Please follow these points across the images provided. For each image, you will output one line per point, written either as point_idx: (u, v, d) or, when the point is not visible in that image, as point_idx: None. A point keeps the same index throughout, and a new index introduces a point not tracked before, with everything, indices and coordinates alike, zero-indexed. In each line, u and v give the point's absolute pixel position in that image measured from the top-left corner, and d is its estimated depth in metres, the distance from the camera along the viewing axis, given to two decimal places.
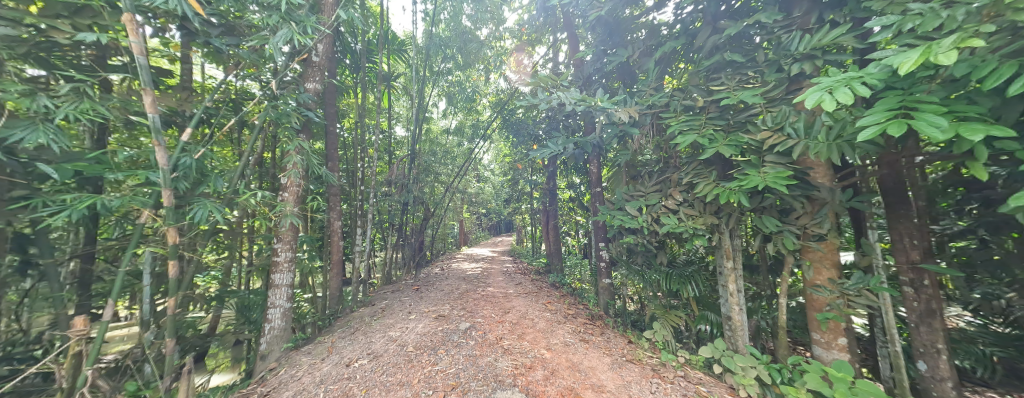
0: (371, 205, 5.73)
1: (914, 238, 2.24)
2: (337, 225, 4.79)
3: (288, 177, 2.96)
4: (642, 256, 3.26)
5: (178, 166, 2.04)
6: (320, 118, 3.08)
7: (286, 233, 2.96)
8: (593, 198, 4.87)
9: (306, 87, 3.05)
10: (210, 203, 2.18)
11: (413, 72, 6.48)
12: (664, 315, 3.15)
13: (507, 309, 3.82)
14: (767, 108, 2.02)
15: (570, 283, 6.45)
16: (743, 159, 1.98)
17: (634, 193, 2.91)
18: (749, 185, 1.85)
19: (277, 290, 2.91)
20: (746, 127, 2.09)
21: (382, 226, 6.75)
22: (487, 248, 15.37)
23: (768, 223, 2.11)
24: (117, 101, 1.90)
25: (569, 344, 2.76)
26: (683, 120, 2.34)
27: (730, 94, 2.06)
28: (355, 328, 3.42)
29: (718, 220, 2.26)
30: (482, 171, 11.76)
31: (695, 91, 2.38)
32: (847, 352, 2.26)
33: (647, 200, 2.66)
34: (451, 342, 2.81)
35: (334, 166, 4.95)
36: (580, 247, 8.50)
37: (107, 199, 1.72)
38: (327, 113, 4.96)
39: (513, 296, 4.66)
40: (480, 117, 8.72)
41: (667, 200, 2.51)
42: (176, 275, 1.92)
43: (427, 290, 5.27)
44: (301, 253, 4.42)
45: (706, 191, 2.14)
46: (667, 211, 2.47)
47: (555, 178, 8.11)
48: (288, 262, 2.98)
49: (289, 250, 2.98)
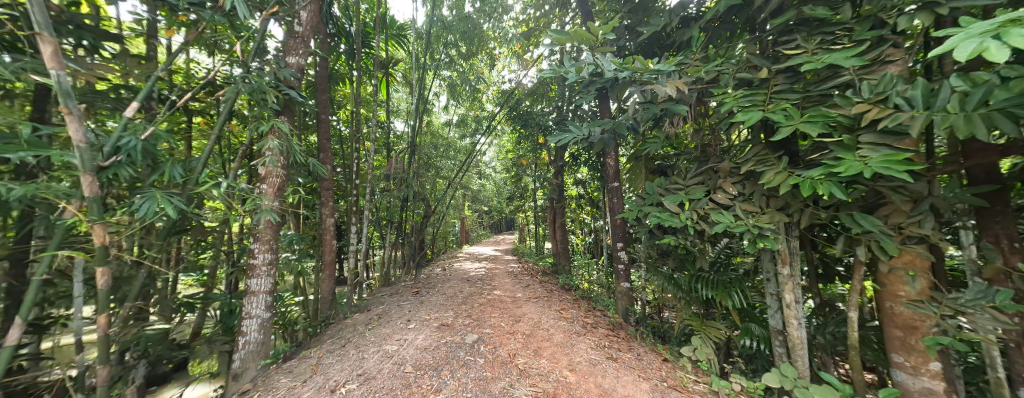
0: (367, 201, 5.33)
1: (1016, 240, 1.69)
2: (330, 222, 4.39)
3: (269, 166, 2.54)
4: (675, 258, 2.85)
5: (120, 148, 1.65)
6: (306, 98, 2.68)
7: (265, 231, 2.54)
8: (610, 194, 4.43)
9: (287, 62, 2.63)
10: (162, 193, 1.76)
11: (413, 60, 6.06)
12: (701, 328, 2.74)
13: (518, 318, 3.41)
14: (861, 75, 1.58)
15: (581, 285, 6.05)
16: (832, 140, 1.55)
17: (670, 187, 2.49)
18: (846, 172, 1.42)
19: (254, 299, 2.49)
20: (831, 100, 1.65)
21: (379, 224, 6.37)
22: (488, 247, 14.97)
23: (855, 221, 1.66)
24: (26, 63, 1.46)
25: (596, 363, 2.35)
26: (741, 95, 1.92)
27: (811, 58, 1.64)
28: (347, 340, 3.01)
29: (786, 217, 1.84)
30: (483, 167, 11.35)
31: (755, 59, 1.96)
32: (943, 381, 1.85)
33: (690, 194, 2.24)
34: (458, 361, 2.40)
35: (327, 158, 4.56)
36: (589, 246, 8.05)
37: (5, 188, 1.30)
38: (319, 102, 4.54)
39: (523, 301, 4.25)
40: (483, 109, 8.30)
41: (717, 193, 2.09)
42: (109, 286, 1.49)
43: (428, 293, 4.86)
44: (290, 253, 4.02)
45: (775, 181, 1.71)
46: (719, 207, 2.05)
47: (563, 173, 7.68)
48: (269, 265, 2.57)
49: (270, 251, 2.57)
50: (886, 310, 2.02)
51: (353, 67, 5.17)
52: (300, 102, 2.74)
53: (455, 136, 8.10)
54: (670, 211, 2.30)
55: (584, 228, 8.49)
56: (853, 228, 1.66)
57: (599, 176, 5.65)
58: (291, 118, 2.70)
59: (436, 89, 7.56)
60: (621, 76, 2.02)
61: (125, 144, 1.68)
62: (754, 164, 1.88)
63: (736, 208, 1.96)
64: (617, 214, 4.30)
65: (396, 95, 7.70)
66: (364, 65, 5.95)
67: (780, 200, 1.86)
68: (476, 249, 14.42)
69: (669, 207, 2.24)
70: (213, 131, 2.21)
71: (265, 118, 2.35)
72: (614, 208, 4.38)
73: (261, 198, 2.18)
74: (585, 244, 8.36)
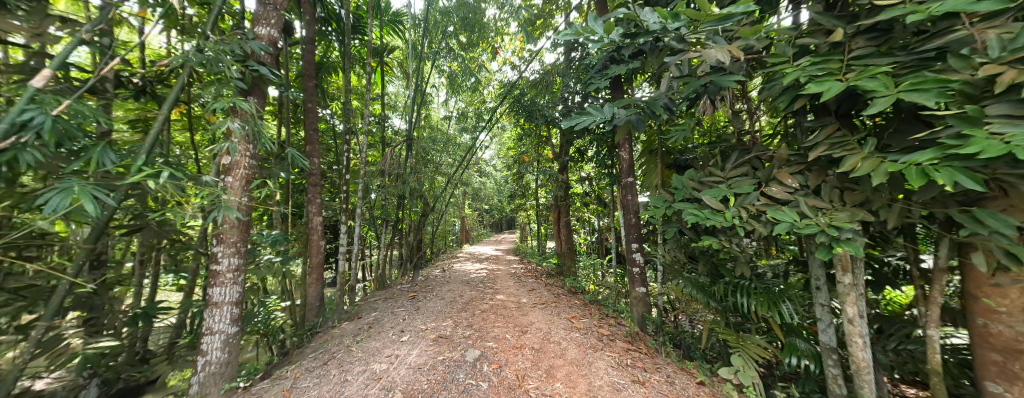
0: (360, 198, 4.96)
1: None
2: (317, 221, 4.02)
3: (235, 154, 2.16)
4: (708, 263, 2.50)
5: (23, 126, 1.29)
6: (280, 76, 2.30)
7: (231, 231, 2.16)
8: (624, 191, 4.04)
9: (257, 33, 2.25)
10: (81, 183, 1.40)
11: (409, 48, 5.70)
12: (737, 343, 2.39)
13: (525, 328, 3.05)
14: (986, 28, 1.19)
15: (589, 287, 5.68)
16: (950, 112, 1.16)
17: (706, 180, 2.14)
18: (971, 152, 1.04)
19: (218, 312, 2.10)
20: (939, 63, 1.27)
21: (374, 223, 5.99)
22: (489, 246, 14.63)
23: (972, 220, 1.26)
24: None
25: (620, 388, 2.01)
26: (808, 64, 1.54)
27: (913, 9, 1.25)
28: (330, 355, 2.64)
29: (869, 215, 1.46)
30: (484, 165, 10.96)
31: (822, 20, 1.59)
32: None
33: (735, 188, 1.88)
34: (457, 386, 2.04)
35: (315, 152, 4.18)
36: (595, 245, 7.66)
37: None
38: (306, 90, 4.17)
39: (528, 307, 3.91)
40: (483, 102, 7.92)
41: (773, 186, 1.72)
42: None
43: (426, 298, 4.50)
44: (273, 256, 3.65)
45: (859, 168, 1.34)
46: (776, 203, 1.68)
47: (567, 169, 7.31)
48: (236, 272, 2.18)
49: (236, 255, 2.19)
50: (980, 329, 1.64)
51: (344, 55, 4.79)
52: (273, 82, 2.36)
53: (454, 131, 7.72)
54: (709, 208, 1.93)
55: (590, 227, 8.11)
56: (967, 229, 1.27)
57: (608, 171, 5.28)
58: (263, 100, 2.32)
59: (434, 81, 7.17)
60: (672, 28, 1.56)
61: (28, 120, 1.31)
62: (825, 148, 1.51)
63: (800, 203, 1.58)
64: (631, 212, 3.94)
65: (392, 88, 7.32)
66: (357, 53, 5.57)
67: (859, 194, 1.49)
68: (476, 248, 14.05)
69: (709, 203, 1.87)
70: (161, 112, 1.86)
71: (224, 96, 1.97)
72: (627, 206, 4.00)
73: (215, 193, 1.81)
74: (591, 244, 7.99)
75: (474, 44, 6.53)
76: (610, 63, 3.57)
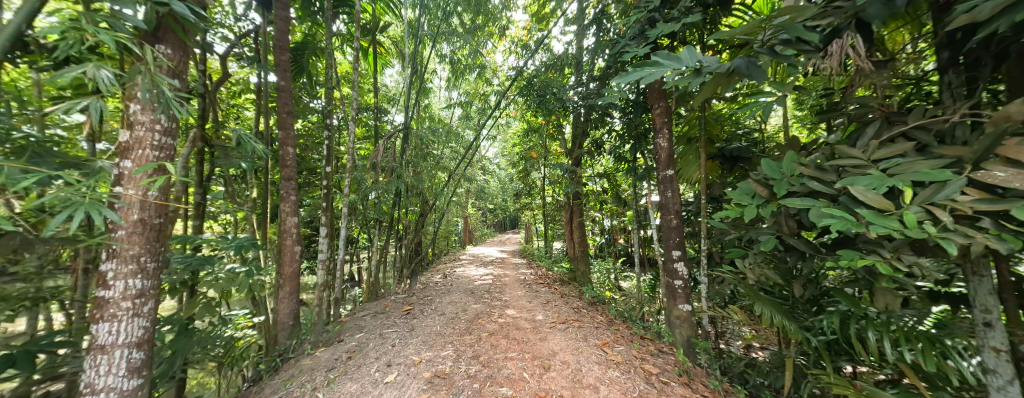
0: (347, 196, 4.29)
1: None
2: (291, 223, 3.35)
3: (135, 126, 1.46)
4: (812, 287, 1.79)
5: None
6: (204, 17, 1.58)
7: (129, 239, 1.46)
8: (661, 186, 3.32)
9: None
10: None
11: (405, 27, 4.99)
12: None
13: (547, 362, 2.37)
14: None
15: (611, 299, 4.94)
16: None
17: (832, 165, 1.43)
18: None
19: (106, 360, 1.43)
20: None
21: (365, 224, 5.31)
22: (494, 248, 14.02)
23: None
24: None
25: None
26: None
27: None
28: None
29: None
30: (488, 161, 10.23)
31: None
32: None
33: (909, 174, 1.16)
34: None
35: (290, 141, 3.49)
36: (613, 250, 6.89)
37: None
38: (279, 68, 3.51)
39: (546, 327, 3.23)
40: (488, 92, 7.22)
41: (1002, 171, 0.99)
42: None
43: (423, 314, 3.81)
44: (235, 266, 3.01)
45: None
46: (1015, 200, 0.95)
47: (582, 164, 6.57)
48: (137, 298, 1.50)
49: (138, 276, 1.50)
50: None
51: (328, 31, 4.10)
52: (198, 28, 1.65)
53: (457, 123, 7.02)
54: (860, 207, 1.21)
55: (604, 229, 7.36)
56: None
57: (633, 165, 4.55)
58: (180, 51, 1.62)
59: (434, 68, 6.48)
60: None
61: None
62: None
63: None
64: (671, 212, 3.24)
65: (389, 77, 6.67)
66: (345, 31, 4.89)
67: None
68: (479, 249, 13.30)
69: (863, 199, 1.16)
70: None
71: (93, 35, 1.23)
72: (665, 204, 3.28)
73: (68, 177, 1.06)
74: (606, 248, 7.23)
75: (480, 25, 5.81)
76: (650, 28, 2.87)
